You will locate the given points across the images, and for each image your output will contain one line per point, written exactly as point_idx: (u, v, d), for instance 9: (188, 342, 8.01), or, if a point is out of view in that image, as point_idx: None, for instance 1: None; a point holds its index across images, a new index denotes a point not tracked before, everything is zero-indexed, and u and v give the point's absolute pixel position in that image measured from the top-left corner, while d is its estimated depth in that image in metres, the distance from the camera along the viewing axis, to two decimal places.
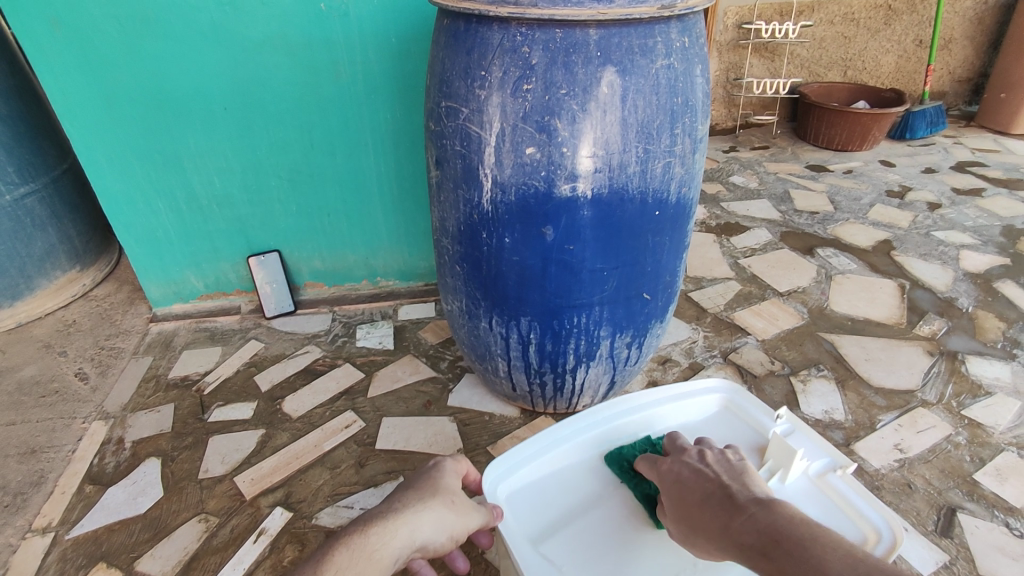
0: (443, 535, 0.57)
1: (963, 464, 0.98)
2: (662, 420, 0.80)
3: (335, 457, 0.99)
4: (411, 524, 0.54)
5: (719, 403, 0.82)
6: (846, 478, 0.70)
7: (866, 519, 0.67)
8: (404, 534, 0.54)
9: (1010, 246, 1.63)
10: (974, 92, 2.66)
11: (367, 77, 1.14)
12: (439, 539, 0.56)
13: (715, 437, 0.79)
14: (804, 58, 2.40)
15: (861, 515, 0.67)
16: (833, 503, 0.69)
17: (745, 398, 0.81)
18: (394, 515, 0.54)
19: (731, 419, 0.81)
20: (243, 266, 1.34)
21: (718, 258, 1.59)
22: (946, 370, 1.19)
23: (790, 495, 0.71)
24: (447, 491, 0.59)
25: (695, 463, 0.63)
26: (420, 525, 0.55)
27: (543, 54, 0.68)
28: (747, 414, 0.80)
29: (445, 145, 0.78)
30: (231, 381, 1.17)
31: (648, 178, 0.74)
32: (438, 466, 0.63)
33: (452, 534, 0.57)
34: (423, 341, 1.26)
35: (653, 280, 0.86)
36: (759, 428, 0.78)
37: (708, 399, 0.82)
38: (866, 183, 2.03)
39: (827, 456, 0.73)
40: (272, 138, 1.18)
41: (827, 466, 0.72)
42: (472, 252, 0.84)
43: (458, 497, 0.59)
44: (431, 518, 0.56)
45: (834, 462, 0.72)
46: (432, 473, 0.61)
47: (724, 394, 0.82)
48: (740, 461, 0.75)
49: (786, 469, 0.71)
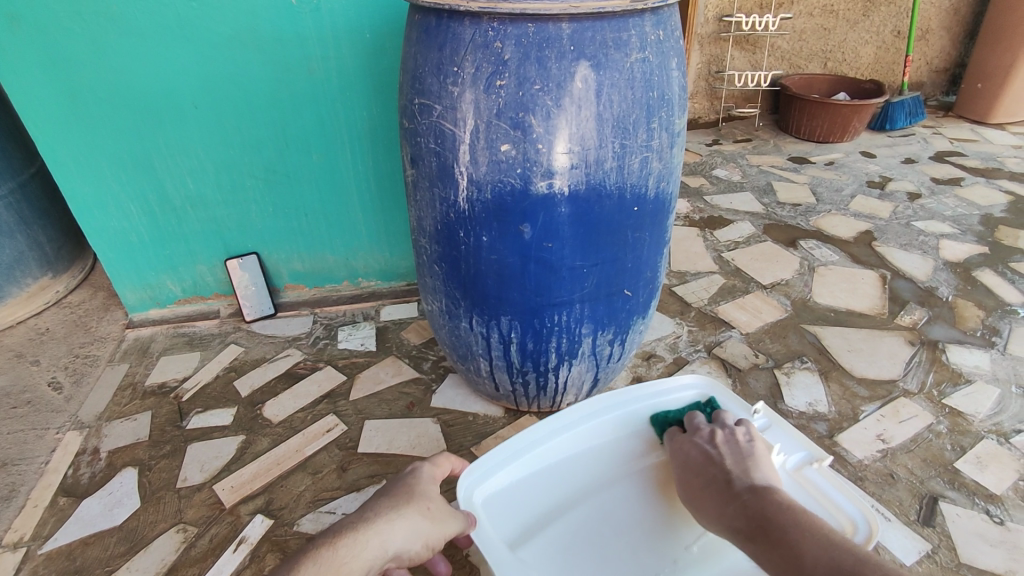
0: (417, 543, 0.56)
1: (944, 452, 0.99)
2: (639, 419, 0.82)
3: (316, 462, 0.98)
4: (383, 533, 0.53)
5: (694, 400, 0.84)
6: (822, 470, 0.74)
7: (841, 511, 0.70)
8: (376, 544, 0.53)
9: (989, 235, 1.65)
10: (952, 82, 2.69)
11: (342, 75, 1.12)
12: (413, 548, 0.55)
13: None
14: (784, 51, 2.41)
15: (833, 507, 0.71)
16: (807, 495, 0.72)
17: (721, 394, 0.83)
18: (365, 525, 0.53)
19: None
20: (221, 270, 1.31)
21: (702, 251, 1.59)
22: (927, 359, 1.20)
23: None
24: (422, 498, 0.58)
25: (705, 446, 0.71)
26: (393, 535, 0.54)
27: (515, 49, 0.67)
28: (726, 405, 0.82)
29: (420, 142, 0.77)
30: (210, 387, 1.14)
31: (625, 173, 0.73)
32: (415, 472, 0.62)
33: (427, 541, 0.56)
34: (405, 342, 1.25)
35: (634, 276, 0.85)
36: None
37: (684, 394, 0.84)
38: (847, 174, 2.04)
39: (804, 451, 0.76)
40: (247, 138, 1.16)
41: (803, 460, 0.75)
42: (450, 252, 0.82)
43: (433, 505, 0.59)
44: (405, 526, 0.55)
45: (810, 456, 0.75)
46: (408, 481, 0.60)
47: (701, 388, 0.84)
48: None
49: (764, 461, 0.74)
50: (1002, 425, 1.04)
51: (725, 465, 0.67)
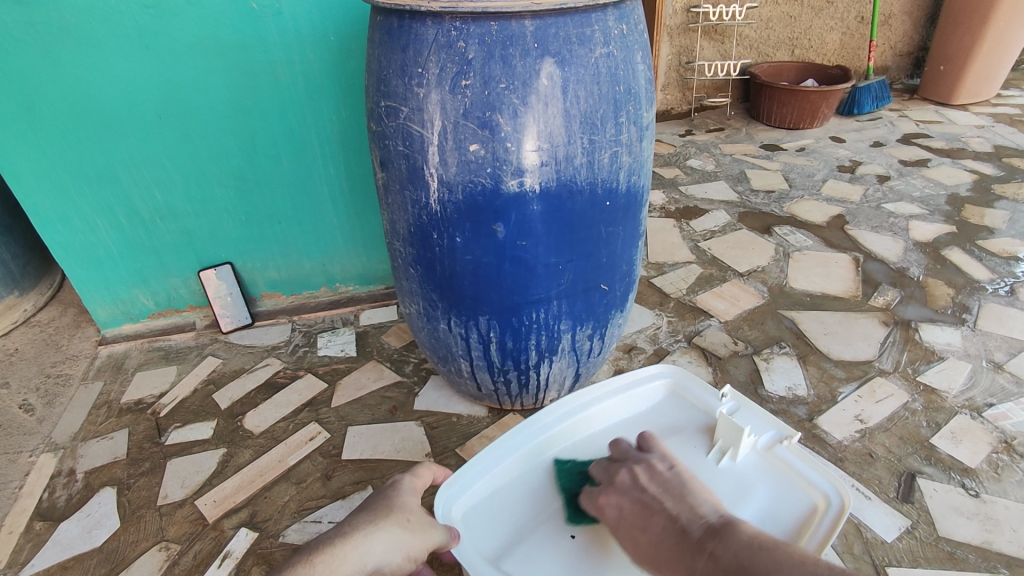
0: (397, 555, 0.57)
1: (920, 430, 1.01)
2: (611, 412, 0.79)
3: (300, 472, 0.97)
4: (360, 548, 0.56)
5: (666, 389, 0.82)
6: (793, 449, 0.70)
7: (815, 486, 0.68)
8: (354, 558, 0.55)
9: (956, 214, 1.68)
10: (916, 65, 2.74)
11: (308, 79, 1.11)
12: (394, 560, 0.57)
13: (665, 422, 0.78)
14: (752, 39, 2.43)
15: (808, 482, 0.68)
16: (781, 473, 0.70)
17: (690, 381, 0.81)
18: (345, 541, 0.56)
19: (680, 403, 0.80)
20: (195, 281, 1.29)
21: (679, 242, 1.60)
22: (900, 339, 1.22)
23: (742, 472, 0.71)
24: (401, 511, 0.60)
25: (634, 492, 0.63)
26: (371, 549, 0.56)
27: (479, 48, 0.67)
28: (692, 396, 0.80)
29: (388, 145, 0.76)
30: (188, 402, 1.13)
31: (595, 168, 0.74)
32: (398, 480, 0.62)
33: (407, 553, 0.58)
34: (386, 346, 1.24)
35: (610, 270, 0.85)
36: (706, 409, 0.78)
37: (655, 386, 0.81)
38: (817, 159, 2.07)
39: (773, 428, 0.73)
40: (214, 146, 1.14)
41: (773, 438, 0.72)
42: (424, 254, 0.82)
43: (414, 517, 0.60)
44: (383, 539, 0.57)
45: (779, 434, 0.72)
46: (388, 495, 0.62)
47: (668, 377, 0.82)
48: (691, 442, 0.74)
49: (736, 446, 0.71)
50: (975, 400, 1.06)
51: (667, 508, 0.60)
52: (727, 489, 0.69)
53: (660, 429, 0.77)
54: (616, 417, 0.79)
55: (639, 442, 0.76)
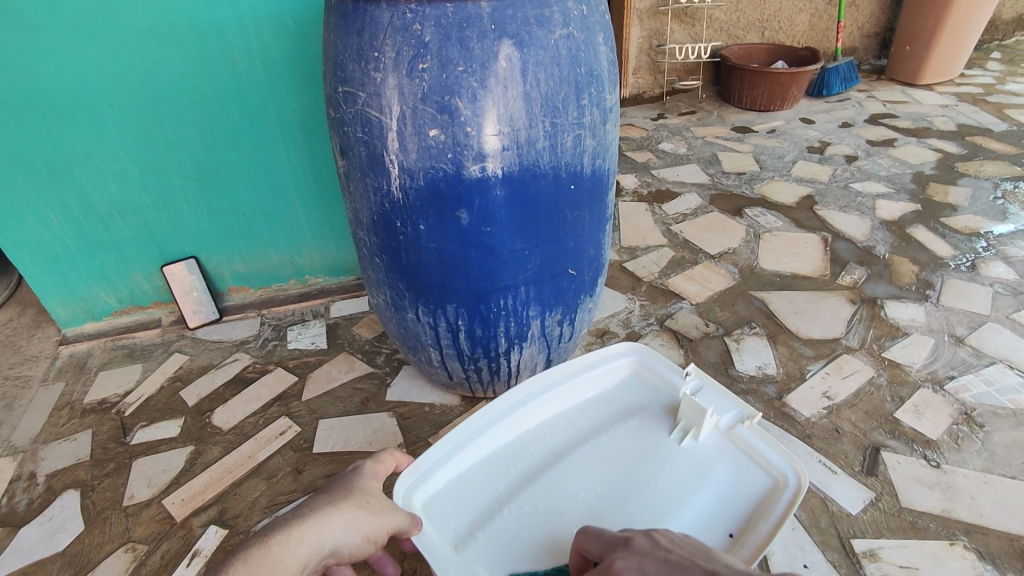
0: (358, 536, 0.54)
1: (884, 404, 1.03)
2: (576, 392, 0.78)
3: (270, 467, 0.95)
4: (320, 529, 0.52)
5: (630, 368, 0.81)
6: (753, 428, 0.69)
7: (773, 464, 0.67)
8: (314, 539, 0.51)
9: (921, 192, 1.72)
10: (883, 45, 2.78)
11: (267, 66, 1.08)
12: (354, 541, 0.54)
13: (628, 401, 0.78)
14: (722, 22, 2.43)
15: (767, 460, 0.67)
16: (741, 452, 0.69)
17: (653, 359, 0.80)
18: (303, 520, 0.52)
19: (643, 381, 0.80)
20: (158, 277, 1.26)
21: (651, 226, 1.60)
22: (867, 316, 1.24)
23: (702, 452, 0.70)
24: (362, 493, 0.57)
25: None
26: (330, 529, 0.52)
27: (435, 30, 0.65)
28: (656, 374, 0.80)
29: (347, 132, 0.74)
30: (154, 400, 1.10)
31: (558, 152, 0.73)
32: (357, 469, 0.61)
33: (368, 534, 0.55)
34: (357, 337, 1.22)
35: (577, 255, 0.85)
36: (669, 387, 0.78)
37: (619, 365, 0.81)
38: (788, 141, 2.09)
39: (735, 409, 0.72)
40: (172, 137, 1.11)
41: (735, 418, 0.71)
42: (389, 243, 0.81)
43: (374, 499, 0.58)
44: (343, 519, 0.53)
45: (741, 415, 0.71)
46: (349, 477, 0.59)
47: (633, 355, 0.82)
48: (654, 422, 0.74)
49: (697, 427, 0.70)
50: (937, 373, 1.09)
51: None
52: (688, 467, 0.69)
53: (624, 408, 0.77)
54: (580, 397, 0.78)
55: (604, 421, 0.75)
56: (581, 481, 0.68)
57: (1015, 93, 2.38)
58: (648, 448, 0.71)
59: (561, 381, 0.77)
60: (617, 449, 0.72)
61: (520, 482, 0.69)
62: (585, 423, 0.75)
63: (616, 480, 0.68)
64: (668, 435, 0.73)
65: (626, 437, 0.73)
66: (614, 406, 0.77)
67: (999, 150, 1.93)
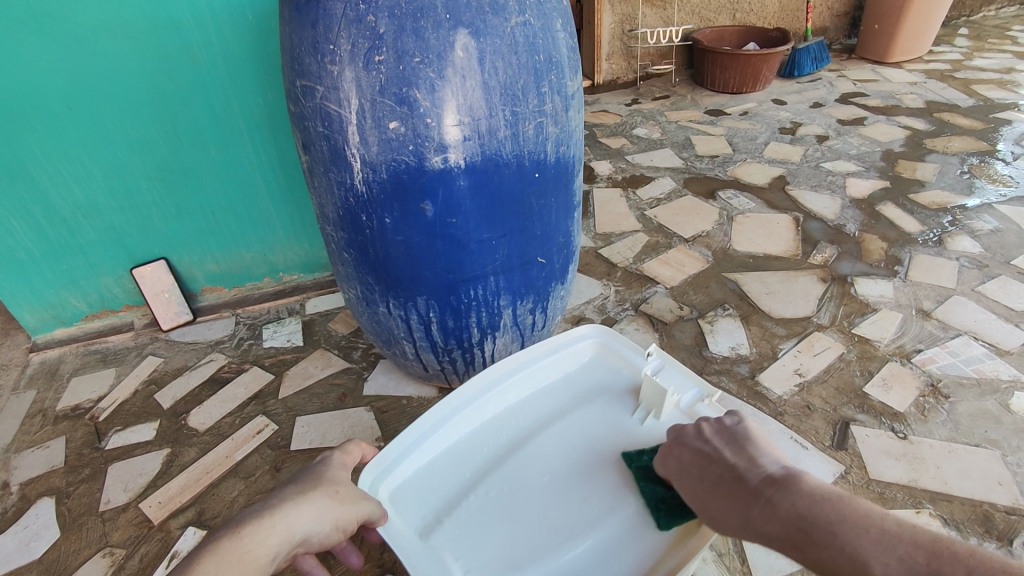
0: (327, 525, 0.55)
1: (854, 379, 1.05)
2: (541, 377, 0.79)
3: (248, 466, 0.95)
4: (289, 518, 0.52)
5: (593, 351, 0.82)
6: (712, 406, 0.70)
7: None
8: (283, 530, 0.51)
9: (890, 169, 1.74)
10: (853, 25, 2.80)
11: (228, 62, 1.06)
12: (323, 530, 0.54)
13: (593, 383, 0.79)
14: (693, 5, 2.43)
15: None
16: None
17: (615, 341, 0.81)
18: (273, 511, 0.52)
19: (607, 364, 0.81)
20: (128, 280, 1.25)
21: (626, 211, 1.61)
22: (837, 294, 1.26)
23: (664, 432, 0.71)
24: (330, 483, 0.58)
25: (697, 443, 0.59)
26: (301, 519, 0.53)
27: (389, 21, 0.65)
28: (618, 356, 0.81)
29: (308, 127, 0.74)
30: (128, 404, 1.09)
31: (520, 141, 0.73)
32: (325, 460, 0.61)
33: (337, 523, 0.55)
34: (333, 333, 1.22)
35: (545, 243, 0.85)
36: (632, 368, 0.79)
37: (582, 348, 0.82)
38: (760, 122, 2.10)
39: (695, 387, 0.73)
40: (134, 137, 1.09)
41: (695, 397, 0.72)
42: (356, 237, 0.80)
43: (342, 488, 0.58)
44: (312, 509, 0.54)
45: (701, 393, 0.72)
46: (316, 469, 0.59)
47: (596, 338, 0.83)
48: (617, 403, 0.75)
49: (658, 407, 0.71)
50: (904, 347, 1.11)
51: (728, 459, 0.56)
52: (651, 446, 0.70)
53: (588, 389, 0.78)
54: (544, 382, 0.79)
55: (568, 404, 0.76)
56: (545, 463, 0.69)
57: (982, 69, 2.41)
58: (611, 428, 0.72)
59: (525, 367, 0.78)
60: (581, 431, 0.72)
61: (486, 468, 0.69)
62: (550, 406, 0.76)
63: (579, 460, 0.69)
64: (631, 415, 0.73)
65: (589, 418, 0.74)
66: (578, 388, 0.78)
67: (966, 126, 1.96)
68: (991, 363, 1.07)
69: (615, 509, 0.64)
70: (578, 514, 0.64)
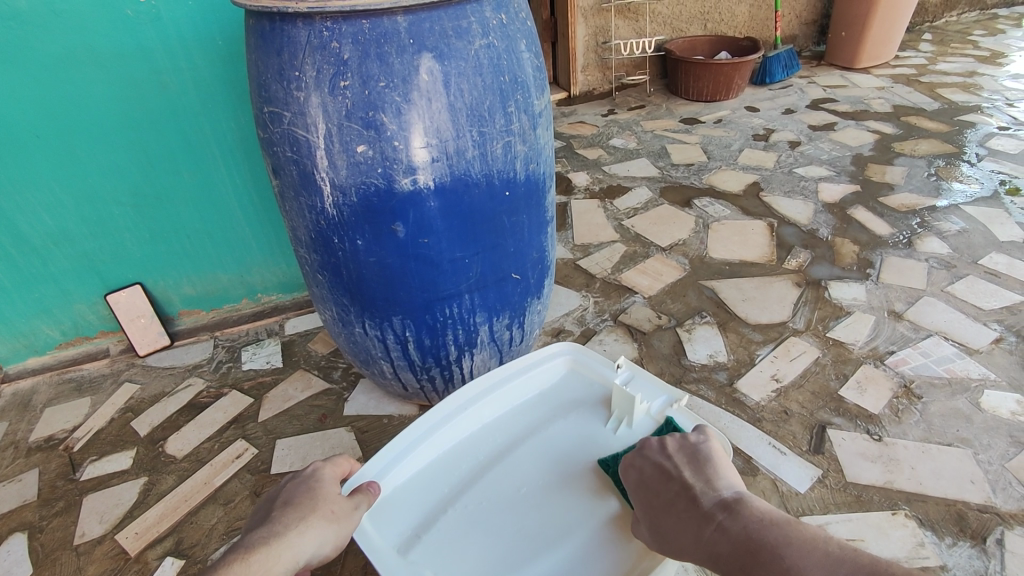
0: (328, 547, 0.58)
1: (830, 383, 1.07)
2: (516, 391, 0.79)
3: (227, 492, 0.94)
4: (294, 546, 0.55)
5: (566, 363, 0.83)
6: (681, 410, 0.73)
7: None
8: (287, 557, 0.55)
9: (860, 173, 1.78)
10: (821, 32, 2.86)
11: (198, 86, 1.06)
12: (324, 553, 0.57)
13: (568, 396, 0.80)
14: (665, 16, 2.47)
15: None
16: None
17: (587, 354, 0.82)
18: (277, 541, 0.55)
19: (579, 377, 0.82)
20: (103, 306, 1.23)
21: (603, 222, 1.62)
22: (812, 298, 1.28)
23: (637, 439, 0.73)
24: (326, 502, 0.60)
25: (657, 458, 0.63)
26: (304, 545, 0.56)
27: (353, 47, 0.65)
28: (590, 368, 0.81)
29: (277, 152, 0.74)
30: (104, 433, 1.08)
31: (489, 160, 0.74)
32: (317, 474, 0.63)
33: (337, 543, 0.58)
34: (313, 353, 1.21)
35: (519, 260, 0.86)
36: (604, 379, 0.80)
37: (556, 361, 0.82)
38: (734, 130, 2.13)
39: (663, 394, 0.75)
40: (104, 163, 1.08)
41: (664, 403, 0.74)
42: (329, 259, 0.80)
43: (339, 506, 0.61)
44: (314, 534, 0.57)
45: (670, 399, 0.74)
46: (311, 484, 0.61)
47: (569, 352, 0.83)
48: (591, 416, 0.76)
49: (631, 417, 0.73)
50: (878, 349, 1.13)
51: (685, 477, 0.61)
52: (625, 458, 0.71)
53: (564, 402, 0.79)
54: (520, 396, 0.79)
55: (544, 417, 0.77)
56: (523, 478, 0.70)
57: (946, 72, 2.48)
58: (586, 441, 0.73)
59: (500, 381, 0.78)
60: (556, 445, 0.73)
61: (463, 485, 0.70)
62: (526, 421, 0.76)
63: (555, 473, 0.70)
64: (604, 425, 0.75)
65: (565, 432, 0.75)
66: (552, 401, 0.79)
67: (932, 129, 2.01)
68: (961, 362, 1.09)
69: (590, 522, 0.65)
70: (555, 529, 0.65)
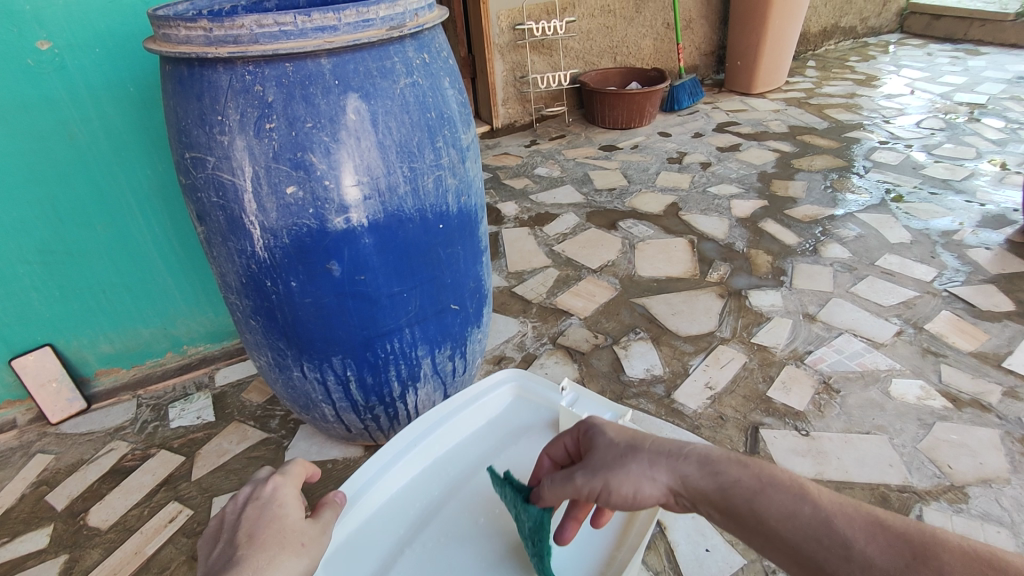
0: None
1: (759, 386, 1.13)
2: (465, 424, 0.79)
3: (162, 559, 0.88)
4: None
5: (513, 390, 0.83)
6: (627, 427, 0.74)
7: None
8: None
9: (767, 189, 1.92)
10: (719, 62, 3.10)
11: (110, 135, 1.02)
12: None
13: (516, 423, 0.80)
14: (577, 51, 2.60)
15: None
16: None
17: (532, 380, 0.83)
18: None
19: (526, 403, 0.83)
20: (8, 373, 1.13)
21: (535, 248, 1.66)
22: (734, 307, 1.37)
23: None
24: (293, 538, 0.55)
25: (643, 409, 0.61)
26: None
27: (277, 89, 0.66)
28: (536, 394, 0.82)
29: (202, 198, 0.72)
30: (14, 511, 0.98)
31: (421, 195, 0.75)
32: (278, 500, 0.58)
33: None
34: (247, 403, 1.16)
35: (456, 290, 0.87)
36: (550, 403, 0.81)
37: (502, 389, 0.83)
38: (650, 154, 2.25)
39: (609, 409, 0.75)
40: (5, 221, 1.01)
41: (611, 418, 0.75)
42: (262, 303, 0.78)
43: (306, 538, 0.57)
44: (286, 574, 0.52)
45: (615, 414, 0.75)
46: (271, 513, 0.56)
47: (514, 379, 0.84)
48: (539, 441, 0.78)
49: None
50: (798, 350, 1.22)
51: None
52: None
53: (511, 430, 0.79)
54: (469, 428, 0.79)
55: (494, 446, 0.77)
56: (478, 512, 0.70)
57: (830, 95, 2.74)
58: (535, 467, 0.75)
59: (450, 415, 0.78)
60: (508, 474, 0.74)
61: (419, 524, 0.69)
62: (477, 452, 0.77)
63: None
64: None
65: (516, 459, 0.76)
66: (502, 430, 0.79)
67: (824, 146, 2.20)
68: (870, 356, 1.19)
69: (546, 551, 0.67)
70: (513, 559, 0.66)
